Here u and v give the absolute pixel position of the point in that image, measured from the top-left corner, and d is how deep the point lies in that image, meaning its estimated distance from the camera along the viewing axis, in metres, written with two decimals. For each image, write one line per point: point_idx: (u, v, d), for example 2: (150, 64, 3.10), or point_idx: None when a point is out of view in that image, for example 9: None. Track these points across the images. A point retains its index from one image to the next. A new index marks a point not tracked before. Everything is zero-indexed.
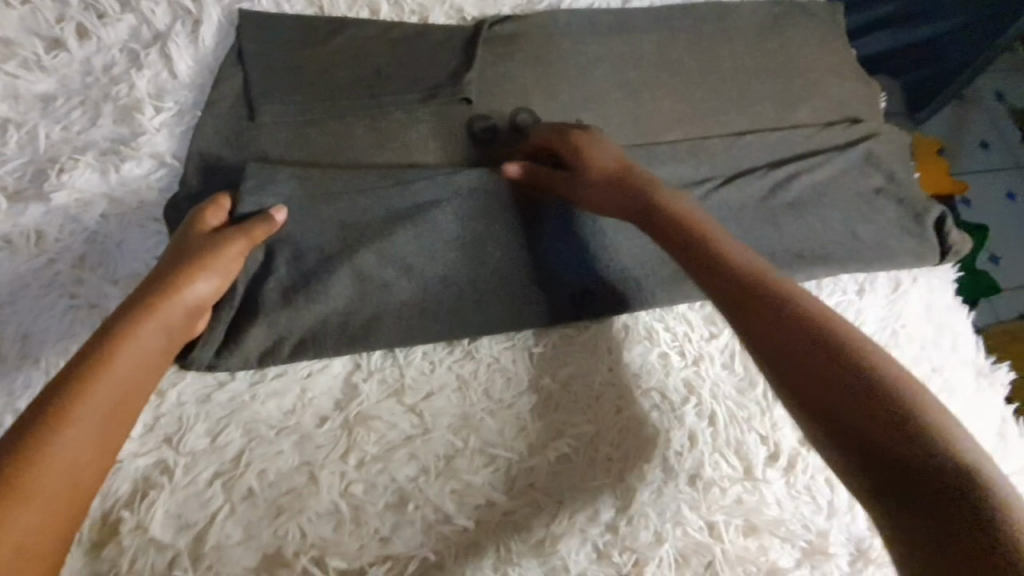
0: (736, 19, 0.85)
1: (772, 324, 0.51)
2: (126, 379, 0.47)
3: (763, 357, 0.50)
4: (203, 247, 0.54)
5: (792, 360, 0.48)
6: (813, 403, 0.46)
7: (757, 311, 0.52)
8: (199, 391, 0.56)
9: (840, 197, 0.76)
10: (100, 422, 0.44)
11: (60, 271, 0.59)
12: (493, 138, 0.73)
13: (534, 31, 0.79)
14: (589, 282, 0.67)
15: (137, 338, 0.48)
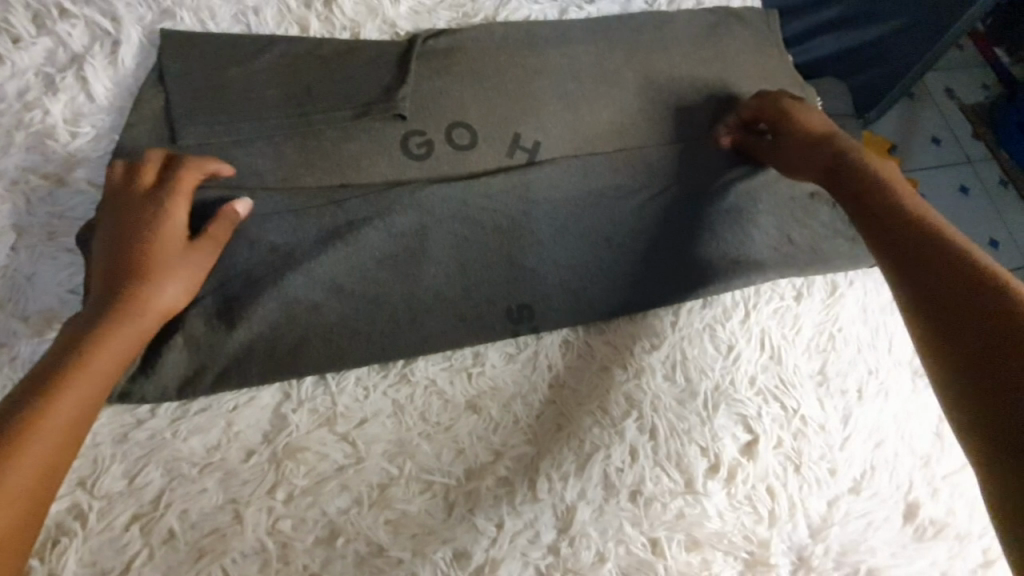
0: (673, 29, 0.85)
1: (928, 267, 0.53)
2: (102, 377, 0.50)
3: (919, 296, 0.51)
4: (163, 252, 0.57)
5: (953, 304, 0.48)
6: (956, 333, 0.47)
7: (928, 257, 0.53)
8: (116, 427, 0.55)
9: (776, 203, 0.77)
10: (76, 414, 0.47)
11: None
12: (429, 154, 0.72)
13: (471, 45, 0.79)
14: (526, 297, 0.68)
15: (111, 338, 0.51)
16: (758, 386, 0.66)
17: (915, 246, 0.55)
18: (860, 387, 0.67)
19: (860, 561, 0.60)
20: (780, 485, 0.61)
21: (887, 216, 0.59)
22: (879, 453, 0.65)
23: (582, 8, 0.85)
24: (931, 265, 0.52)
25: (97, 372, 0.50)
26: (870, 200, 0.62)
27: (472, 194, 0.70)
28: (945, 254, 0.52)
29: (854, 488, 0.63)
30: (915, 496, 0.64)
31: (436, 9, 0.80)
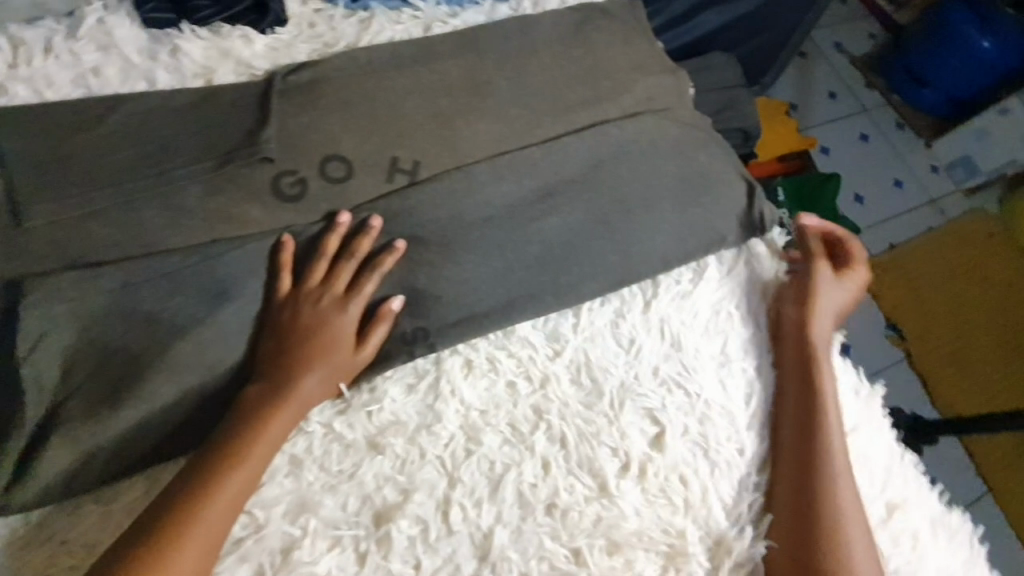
0: (540, 32, 0.86)
1: (805, 429, 0.65)
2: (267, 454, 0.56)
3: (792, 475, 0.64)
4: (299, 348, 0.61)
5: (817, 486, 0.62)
6: (806, 485, 0.62)
7: (817, 421, 0.65)
8: (7, 534, 0.55)
9: (661, 186, 0.78)
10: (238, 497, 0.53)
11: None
12: (303, 193, 0.68)
13: (334, 73, 0.76)
14: (421, 320, 0.67)
15: (252, 452, 0.55)
16: (662, 376, 0.67)
17: (807, 371, 0.68)
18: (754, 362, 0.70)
19: (767, 534, 0.62)
20: (691, 472, 0.63)
21: (788, 357, 0.70)
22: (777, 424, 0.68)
23: (446, 22, 0.84)
24: (805, 430, 0.65)
25: (244, 482, 0.54)
26: (786, 345, 0.71)
27: (355, 229, 0.69)
28: (822, 427, 0.65)
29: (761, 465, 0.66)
30: None
31: (294, 42, 0.77)
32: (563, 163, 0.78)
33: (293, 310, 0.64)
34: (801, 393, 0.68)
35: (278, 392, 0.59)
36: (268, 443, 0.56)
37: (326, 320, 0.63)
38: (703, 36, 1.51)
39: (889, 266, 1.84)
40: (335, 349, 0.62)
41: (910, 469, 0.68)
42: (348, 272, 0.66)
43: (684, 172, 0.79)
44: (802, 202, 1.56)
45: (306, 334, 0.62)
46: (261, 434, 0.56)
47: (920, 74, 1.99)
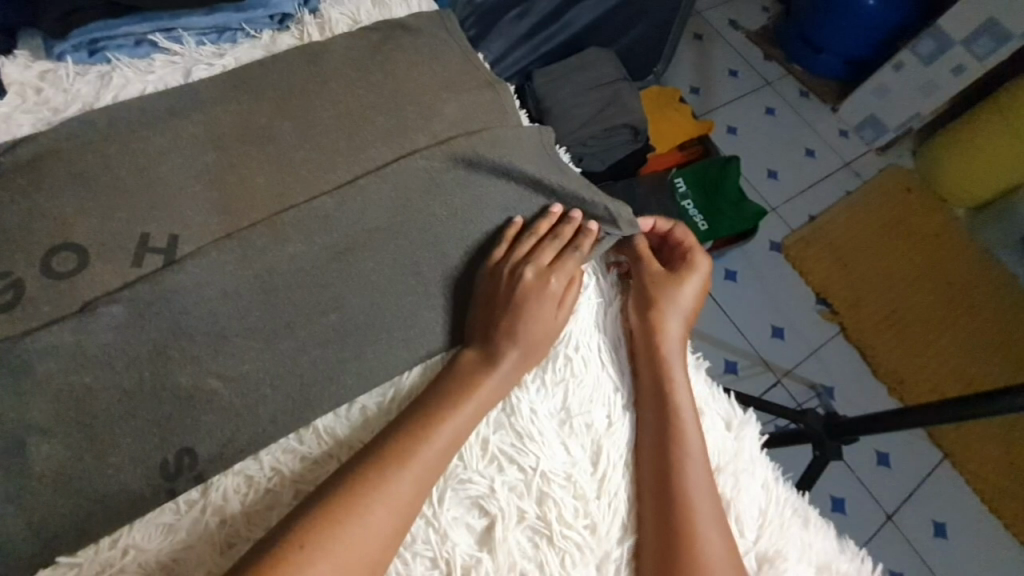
0: (331, 58, 0.74)
1: (664, 474, 0.56)
2: (411, 489, 0.50)
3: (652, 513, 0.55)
4: (439, 380, 0.57)
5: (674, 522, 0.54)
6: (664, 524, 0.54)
7: (675, 453, 0.57)
8: None
9: (479, 219, 0.69)
10: (376, 542, 0.47)
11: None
12: (16, 299, 0.55)
13: (64, 146, 0.63)
14: (188, 437, 0.55)
15: (376, 498, 0.48)
16: (490, 452, 0.55)
17: (660, 400, 0.60)
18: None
19: None
20: (533, 569, 0.51)
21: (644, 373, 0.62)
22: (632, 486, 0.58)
23: (213, 62, 0.72)
24: (664, 475, 0.56)
25: (382, 522, 0.47)
26: (641, 372, 0.62)
27: (91, 336, 0.55)
28: (680, 454, 0.57)
29: (623, 539, 0.55)
30: None
31: (13, 114, 0.64)
32: (365, 211, 0.65)
33: (482, 316, 0.63)
34: (657, 427, 0.59)
35: (415, 428, 0.53)
36: (396, 492, 0.49)
37: (526, 287, 0.62)
38: (578, 32, 1.41)
39: (812, 240, 1.77)
40: (493, 380, 0.57)
41: (787, 508, 0.60)
42: (552, 247, 0.66)
43: (509, 203, 0.71)
44: (704, 189, 1.47)
45: (466, 376, 0.57)
46: (358, 497, 0.48)
47: (814, 41, 1.94)
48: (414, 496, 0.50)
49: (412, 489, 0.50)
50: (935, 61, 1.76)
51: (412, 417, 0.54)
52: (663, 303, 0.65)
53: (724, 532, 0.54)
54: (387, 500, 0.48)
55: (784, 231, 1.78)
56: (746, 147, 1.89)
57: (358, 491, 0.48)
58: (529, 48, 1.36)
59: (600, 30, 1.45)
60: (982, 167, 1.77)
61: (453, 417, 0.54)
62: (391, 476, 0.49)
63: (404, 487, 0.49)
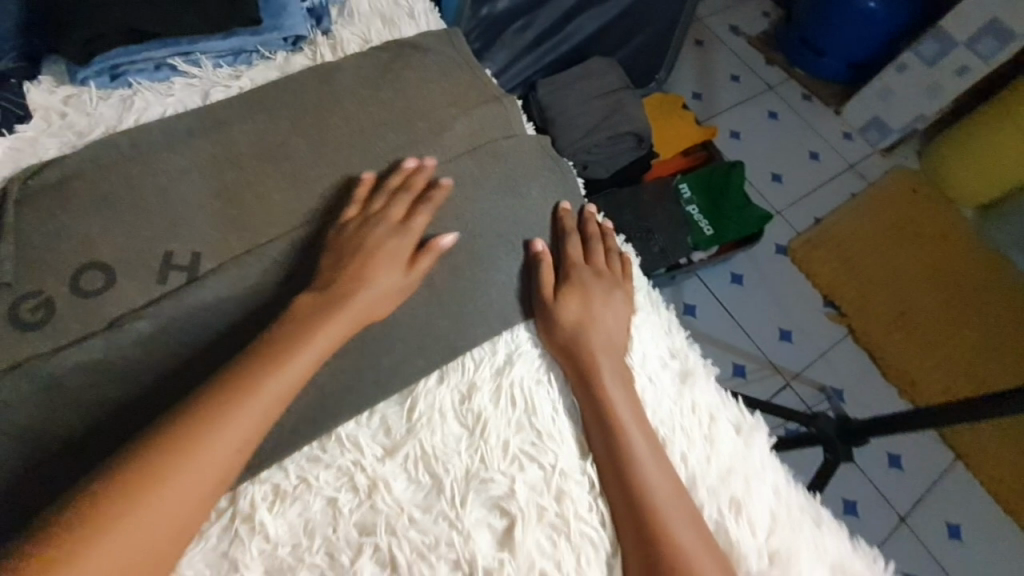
0: (342, 78, 0.76)
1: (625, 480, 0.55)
2: (246, 416, 0.51)
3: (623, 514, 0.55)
4: (258, 335, 0.57)
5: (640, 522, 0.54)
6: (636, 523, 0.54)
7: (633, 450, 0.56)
8: None
9: (494, 227, 0.70)
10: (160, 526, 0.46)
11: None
12: (48, 316, 0.58)
13: (88, 167, 0.65)
14: None
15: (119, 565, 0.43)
16: (512, 454, 0.57)
17: (601, 421, 0.58)
18: (628, 421, 0.58)
19: None
20: (552, 567, 0.53)
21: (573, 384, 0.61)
22: (602, 520, 0.56)
23: (229, 85, 0.74)
24: (625, 481, 0.55)
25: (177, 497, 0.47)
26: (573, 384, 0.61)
27: (122, 349, 0.58)
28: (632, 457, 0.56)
29: None
30: None
31: (40, 138, 0.66)
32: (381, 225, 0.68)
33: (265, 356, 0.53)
34: (601, 438, 0.58)
35: (277, 345, 0.55)
36: (231, 427, 0.50)
37: (369, 259, 0.62)
38: (579, 44, 1.43)
39: (818, 243, 1.78)
40: (351, 298, 0.59)
41: (801, 509, 0.60)
42: (402, 205, 0.66)
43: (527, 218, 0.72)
44: (707, 195, 1.49)
45: (301, 324, 0.57)
46: (189, 432, 0.49)
47: (816, 44, 1.95)
48: (267, 414, 0.52)
49: (258, 419, 0.51)
50: (937, 62, 1.77)
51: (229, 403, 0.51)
52: (581, 326, 0.63)
53: (696, 536, 0.53)
54: (187, 474, 0.47)
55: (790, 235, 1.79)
56: (749, 152, 1.90)
57: (190, 421, 0.49)
58: (532, 58, 1.38)
59: (602, 40, 1.47)
60: (993, 162, 1.77)
61: (297, 361, 0.54)
62: (173, 470, 0.47)
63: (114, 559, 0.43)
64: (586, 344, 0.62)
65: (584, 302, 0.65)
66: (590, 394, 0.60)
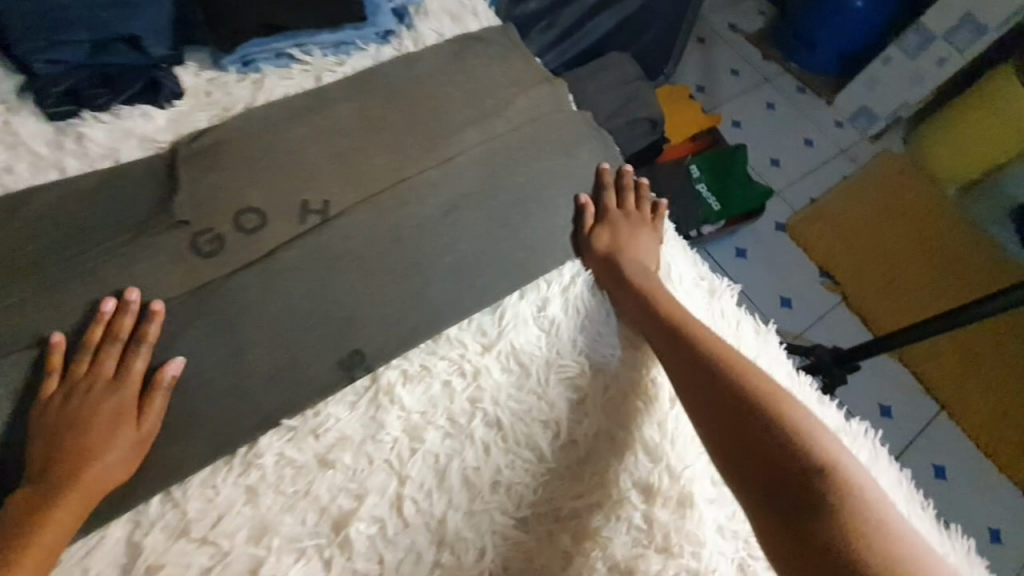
0: (423, 64, 0.92)
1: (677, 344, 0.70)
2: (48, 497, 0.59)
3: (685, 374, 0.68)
4: (59, 439, 0.61)
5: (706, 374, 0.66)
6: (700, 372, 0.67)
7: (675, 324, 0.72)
8: None
9: (554, 182, 0.86)
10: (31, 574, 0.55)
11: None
12: (220, 248, 0.73)
13: (234, 136, 0.82)
14: (354, 344, 0.72)
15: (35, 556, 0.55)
16: (580, 346, 0.75)
17: (642, 310, 0.75)
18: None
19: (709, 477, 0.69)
20: (618, 426, 0.71)
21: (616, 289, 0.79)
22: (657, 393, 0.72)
23: (335, 70, 0.90)
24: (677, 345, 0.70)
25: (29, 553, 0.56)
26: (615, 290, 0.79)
27: (275, 272, 0.73)
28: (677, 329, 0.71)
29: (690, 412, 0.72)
30: None
31: (194, 112, 0.83)
32: (466, 177, 0.83)
33: (51, 416, 0.62)
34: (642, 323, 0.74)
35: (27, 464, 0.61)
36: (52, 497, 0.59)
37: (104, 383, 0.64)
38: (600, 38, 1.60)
39: (815, 219, 1.95)
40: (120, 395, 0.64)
41: (807, 388, 0.76)
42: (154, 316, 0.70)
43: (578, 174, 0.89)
44: (716, 174, 1.66)
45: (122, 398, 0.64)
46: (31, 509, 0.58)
47: (809, 39, 2.13)
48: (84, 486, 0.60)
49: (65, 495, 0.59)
50: (919, 53, 1.95)
51: (46, 451, 0.60)
52: (618, 247, 0.82)
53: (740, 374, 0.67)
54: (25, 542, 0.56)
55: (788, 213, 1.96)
56: (750, 139, 2.07)
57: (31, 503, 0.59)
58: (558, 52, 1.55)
59: (618, 36, 1.64)
60: (974, 142, 1.94)
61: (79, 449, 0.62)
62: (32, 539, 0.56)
63: (44, 544, 0.56)
64: (620, 261, 0.80)
65: (628, 235, 0.83)
66: (627, 292, 0.78)
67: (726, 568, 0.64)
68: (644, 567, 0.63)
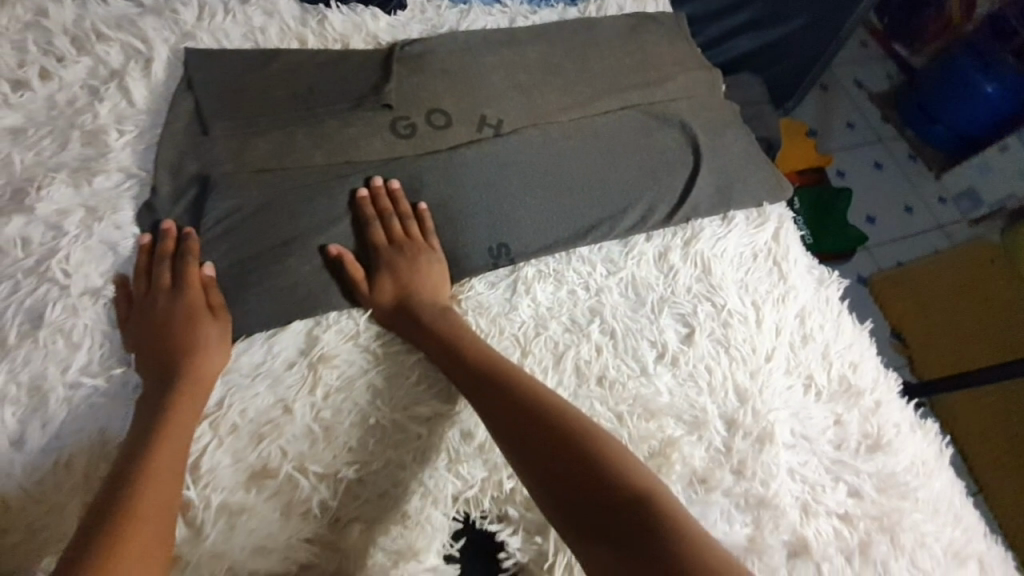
0: (602, 29, 1.04)
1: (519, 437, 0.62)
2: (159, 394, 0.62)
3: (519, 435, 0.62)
4: (143, 342, 0.66)
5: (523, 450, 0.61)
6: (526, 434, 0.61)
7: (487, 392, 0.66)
8: None
9: (702, 150, 0.94)
10: (163, 463, 0.57)
11: (16, 280, 0.66)
12: (413, 133, 0.86)
13: (438, 48, 0.95)
14: (504, 238, 0.82)
15: (167, 444, 0.58)
16: (692, 291, 0.82)
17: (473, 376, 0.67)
18: (783, 293, 0.85)
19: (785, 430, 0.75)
20: (715, 363, 0.77)
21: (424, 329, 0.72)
22: (756, 349, 0.79)
23: (527, 17, 1.04)
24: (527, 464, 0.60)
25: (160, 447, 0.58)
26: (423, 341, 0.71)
27: (455, 163, 0.85)
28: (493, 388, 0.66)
29: (786, 371, 0.80)
30: (810, 372, 0.80)
31: (409, 23, 0.97)
32: (625, 129, 0.93)
33: (140, 332, 0.67)
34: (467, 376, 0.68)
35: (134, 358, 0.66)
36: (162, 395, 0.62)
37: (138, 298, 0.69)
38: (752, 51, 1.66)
39: (899, 281, 1.98)
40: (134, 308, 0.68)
41: (891, 381, 0.83)
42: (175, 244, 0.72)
43: (723, 144, 0.96)
44: (820, 211, 1.72)
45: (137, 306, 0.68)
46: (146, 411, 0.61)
47: (932, 111, 2.15)
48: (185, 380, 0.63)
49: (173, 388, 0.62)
50: None
51: (148, 359, 0.65)
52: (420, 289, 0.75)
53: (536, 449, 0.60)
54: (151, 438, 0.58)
55: (872, 269, 2.01)
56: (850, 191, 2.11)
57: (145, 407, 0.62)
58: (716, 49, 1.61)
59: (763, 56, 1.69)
60: None
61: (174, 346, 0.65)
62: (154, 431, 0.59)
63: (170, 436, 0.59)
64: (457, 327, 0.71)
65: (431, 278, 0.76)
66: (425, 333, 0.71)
67: (789, 501, 0.71)
68: (717, 477, 0.71)
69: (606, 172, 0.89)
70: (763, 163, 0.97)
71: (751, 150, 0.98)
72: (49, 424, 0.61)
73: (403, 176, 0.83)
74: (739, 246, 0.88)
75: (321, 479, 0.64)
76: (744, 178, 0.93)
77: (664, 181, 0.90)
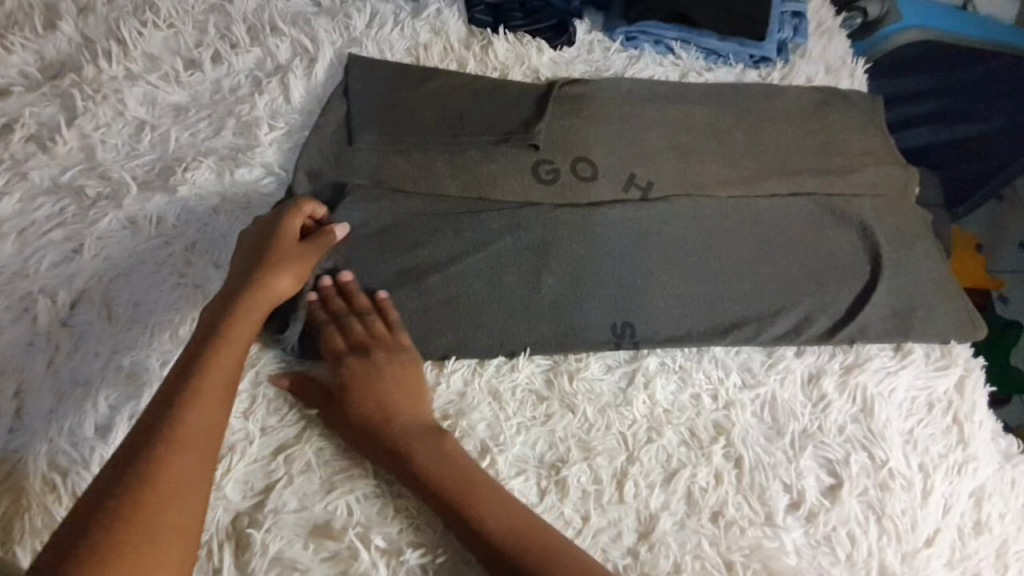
0: (783, 100, 0.92)
1: None
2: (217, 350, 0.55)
3: None
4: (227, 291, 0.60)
5: None
6: None
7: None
8: (272, 365, 0.65)
9: (882, 265, 0.79)
10: (191, 436, 0.49)
11: (146, 260, 0.67)
12: (555, 180, 0.79)
13: (599, 93, 0.88)
14: (630, 317, 0.72)
15: (204, 415, 0.50)
16: (847, 435, 0.68)
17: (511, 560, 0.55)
18: (959, 462, 0.69)
19: None
20: (861, 532, 0.64)
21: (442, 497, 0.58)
22: (913, 525, 0.65)
23: (701, 74, 0.94)
24: None
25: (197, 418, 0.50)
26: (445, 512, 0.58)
27: (593, 220, 0.76)
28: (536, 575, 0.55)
29: (948, 564, 0.65)
30: (979, 570, 0.65)
31: (573, 62, 0.91)
32: (793, 220, 0.81)
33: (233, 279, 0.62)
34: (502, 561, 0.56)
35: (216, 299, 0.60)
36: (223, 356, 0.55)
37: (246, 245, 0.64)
38: (966, 136, 1.21)
39: None
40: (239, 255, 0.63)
41: None
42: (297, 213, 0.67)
43: (909, 261, 0.80)
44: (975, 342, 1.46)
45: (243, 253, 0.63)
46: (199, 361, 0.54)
47: None
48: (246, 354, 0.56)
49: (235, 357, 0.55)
50: None
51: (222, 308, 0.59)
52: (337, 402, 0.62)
53: None
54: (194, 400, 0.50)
55: None
56: None
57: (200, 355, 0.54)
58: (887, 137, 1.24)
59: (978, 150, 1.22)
60: None
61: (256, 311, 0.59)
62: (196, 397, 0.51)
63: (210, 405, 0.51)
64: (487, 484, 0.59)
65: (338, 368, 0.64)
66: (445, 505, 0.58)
67: None
68: None
69: (763, 266, 0.77)
70: (955, 293, 0.81)
71: (942, 273, 0.82)
72: (135, 419, 0.59)
73: (537, 223, 0.75)
74: (909, 393, 0.72)
75: (383, 554, 0.57)
76: (930, 310, 0.77)
77: (829, 292, 0.76)
